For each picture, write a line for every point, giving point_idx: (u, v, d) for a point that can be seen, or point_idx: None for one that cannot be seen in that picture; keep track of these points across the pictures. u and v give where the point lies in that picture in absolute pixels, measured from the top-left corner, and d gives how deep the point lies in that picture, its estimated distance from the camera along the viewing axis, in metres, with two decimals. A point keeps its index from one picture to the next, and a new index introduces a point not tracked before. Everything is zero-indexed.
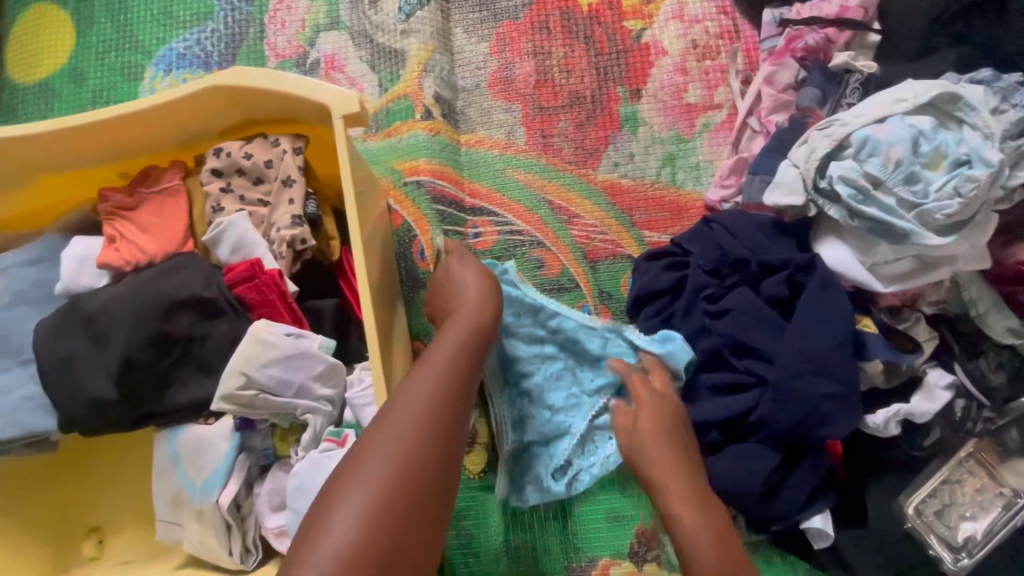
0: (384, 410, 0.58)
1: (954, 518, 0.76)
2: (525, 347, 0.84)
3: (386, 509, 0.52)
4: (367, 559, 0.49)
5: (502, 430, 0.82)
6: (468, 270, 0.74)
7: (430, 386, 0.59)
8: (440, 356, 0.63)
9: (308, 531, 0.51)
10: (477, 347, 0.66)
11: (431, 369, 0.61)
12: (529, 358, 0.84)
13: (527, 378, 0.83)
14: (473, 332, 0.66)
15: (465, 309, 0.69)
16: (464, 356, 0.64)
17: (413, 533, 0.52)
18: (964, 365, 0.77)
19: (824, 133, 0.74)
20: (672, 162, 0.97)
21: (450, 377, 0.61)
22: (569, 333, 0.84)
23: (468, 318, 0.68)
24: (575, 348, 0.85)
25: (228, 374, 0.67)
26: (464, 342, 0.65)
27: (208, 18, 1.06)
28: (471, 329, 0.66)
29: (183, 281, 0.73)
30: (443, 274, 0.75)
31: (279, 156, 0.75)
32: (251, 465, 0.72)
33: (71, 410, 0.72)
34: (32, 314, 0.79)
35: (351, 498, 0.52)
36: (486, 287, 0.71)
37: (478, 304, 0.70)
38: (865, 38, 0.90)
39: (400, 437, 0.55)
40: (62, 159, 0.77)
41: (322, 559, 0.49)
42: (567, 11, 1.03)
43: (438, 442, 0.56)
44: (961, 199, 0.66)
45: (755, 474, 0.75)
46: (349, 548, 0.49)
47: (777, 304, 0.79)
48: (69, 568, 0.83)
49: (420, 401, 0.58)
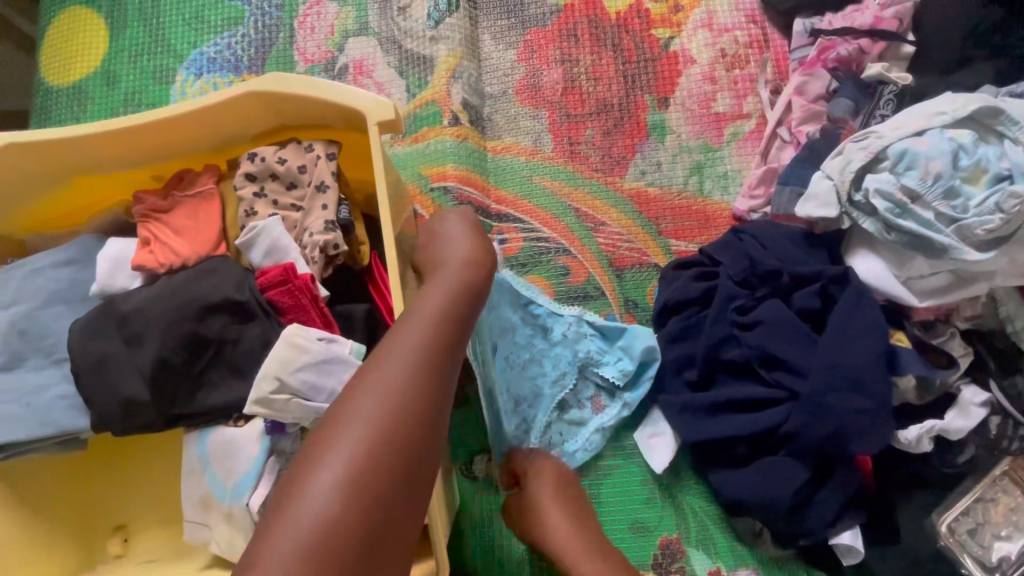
0: (364, 367, 0.52)
1: (987, 537, 0.75)
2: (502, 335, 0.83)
3: (370, 474, 0.46)
4: (347, 533, 0.44)
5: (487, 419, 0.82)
6: (461, 233, 0.70)
7: (417, 339, 0.53)
8: (427, 307, 0.57)
9: (279, 506, 0.45)
10: (468, 299, 0.60)
11: (416, 322, 0.55)
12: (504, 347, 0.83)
13: (500, 367, 0.83)
14: (463, 285, 0.61)
15: (455, 265, 0.64)
16: (453, 307, 0.58)
17: (400, 499, 0.47)
18: (1000, 383, 0.76)
19: (859, 145, 0.74)
20: (700, 171, 0.97)
21: (438, 330, 0.55)
22: (541, 320, 0.86)
23: (457, 273, 0.62)
24: (546, 336, 0.86)
25: (262, 379, 0.67)
26: (453, 294, 0.59)
27: (239, 23, 1.08)
28: (459, 284, 0.61)
29: (216, 284, 0.73)
30: (437, 235, 0.72)
31: (313, 161, 0.76)
32: (280, 468, 0.72)
33: (103, 410, 0.72)
34: (67, 314, 0.80)
35: (330, 462, 0.46)
36: (476, 248, 0.67)
37: (469, 259, 0.65)
38: (899, 50, 0.88)
39: (382, 395, 0.49)
40: (97, 162, 0.79)
41: (297, 533, 0.43)
42: (595, 18, 1.03)
43: (425, 399, 0.50)
44: (1003, 214, 0.66)
45: (783, 488, 0.75)
46: (328, 518, 0.44)
47: (808, 316, 0.79)
48: (96, 565, 0.85)
49: (405, 354, 0.52)
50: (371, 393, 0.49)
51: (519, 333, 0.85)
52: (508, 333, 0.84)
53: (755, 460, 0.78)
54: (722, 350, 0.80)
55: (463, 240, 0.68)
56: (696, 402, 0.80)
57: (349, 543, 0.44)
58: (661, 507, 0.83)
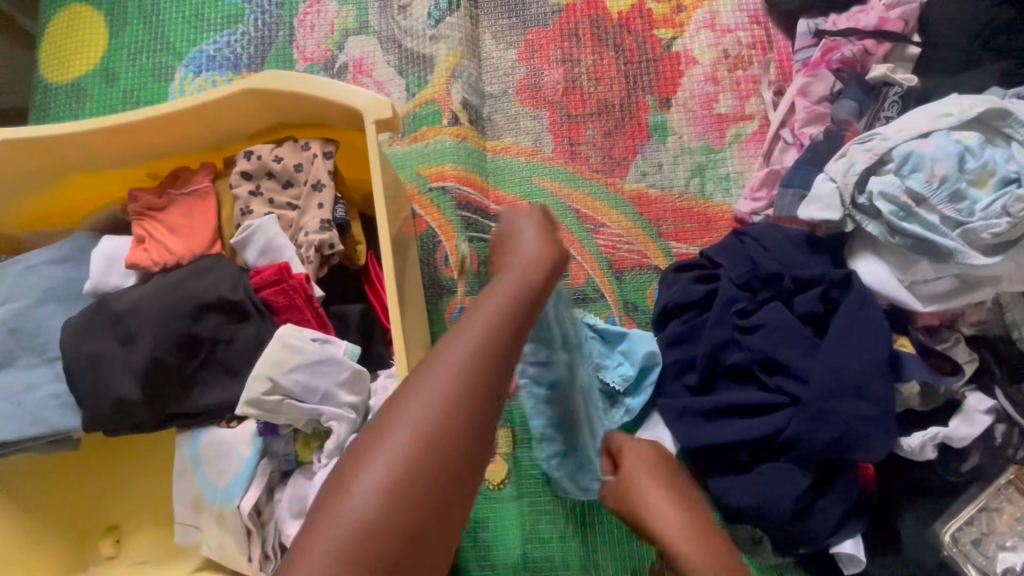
0: (418, 367, 0.49)
1: (992, 548, 0.73)
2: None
3: (415, 483, 0.44)
4: (385, 542, 0.42)
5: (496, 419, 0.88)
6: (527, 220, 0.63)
7: (474, 344, 0.49)
8: (487, 308, 0.52)
9: (320, 505, 0.44)
10: (534, 297, 0.55)
11: (477, 319, 0.51)
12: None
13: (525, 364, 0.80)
14: (527, 283, 0.55)
15: (522, 260, 0.58)
16: (514, 310, 0.53)
17: (443, 508, 0.44)
18: (1006, 390, 0.74)
19: (863, 147, 0.73)
20: (702, 173, 0.96)
21: (496, 334, 0.50)
22: None
23: (524, 267, 0.57)
24: None
25: (253, 379, 0.66)
26: (517, 295, 0.54)
27: (238, 21, 1.07)
28: (526, 279, 0.55)
29: (211, 283, 0.72)
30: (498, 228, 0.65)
31: (310, 160, 0.75)
32: (273, 470, 0.71)
33: (96, 410, 0.72)
34: (60, 312, 0.79)
35: (376, 464, 0.44)
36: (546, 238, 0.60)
37: (538, 254, 0.58)
38: (904, 51, 0.87)
39: (435, 396, 0.46)
40: (93, 159, 0.78)
41: (333, 538, 0.42)
42: (597, 18, 1.02)
43: (478, 410, 0.47)
44: (1010, 218, 0.64)
45: (785, 496, 0.73)
46: (367, 525, 0.42)
47: (811, 321, 0.77)
48: (87, 566, 0.84)
49: (460, 360, 0.48)
50: (423, 399, 0.46)
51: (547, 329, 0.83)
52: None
53: (756, 466, 0.77)
54: (722, 354, 0.79)
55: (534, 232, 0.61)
56: (695, 407, 0.79)
57: (389, 549, 0.42)
58: None
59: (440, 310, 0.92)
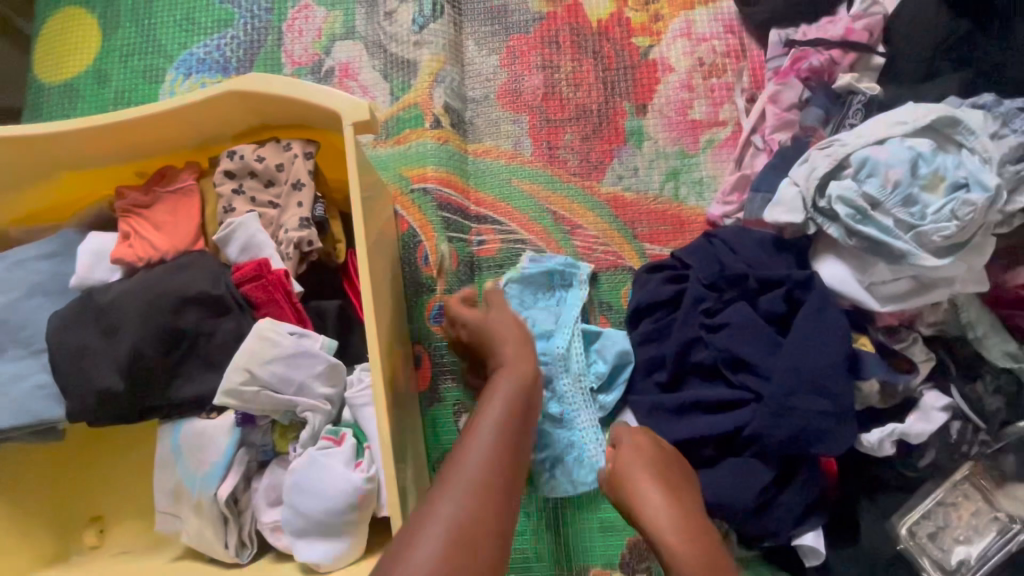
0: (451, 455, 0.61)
1: (948, 541, 0.77)
2: (533, 324, 0.88)
3: (459, 567, 0.50)
4: None
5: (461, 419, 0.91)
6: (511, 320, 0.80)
7: (493, 430, 0.63)
8: (496, 404, 0.67)
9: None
10: (527, 399, 0.69)
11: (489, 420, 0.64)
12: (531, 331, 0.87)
13: (542, 353, 0.86)
14: (520, 386, 0.70)
15: (508, 364, 0.73)
16: (513, 412, 0.66)
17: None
18: (961, 388, 0.76)
19: (824, 153, 0.76)
20: (676, 177, 0.99)
21: (505, 437, 0.62)
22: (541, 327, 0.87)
23: (517, 372, 0.72)
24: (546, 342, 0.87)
25: (231, 370, 0.68)
26: (514, 399, 0.68)
27: (228, 25, 1.10)
28: (520, 385, 0.70)
29: (193, 278, 0.75)
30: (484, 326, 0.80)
31: (290, 160, 0.77)
32: (250, 459, 0.74)
33: (79, 400, 0.74)
34: (47, 305, 0.81)
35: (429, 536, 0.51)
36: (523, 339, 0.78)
37: (521, 351, 0.75)
38: (870, 61, 0.91)
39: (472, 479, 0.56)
40: (80, 157, 0.80)
41: None
42: (576, 26, 1.05)
43: (501, 501, 0.56)
44: (958, 222, 0.67)
45: (747, 489, 0.76)
46: None
47: (774, 320, 0.80)
48: (70, 556, 0.86)
49: (485, 442, 0.61)
50: (457, 495, 0.55)
51: (544, 319, 0.88)
52: (534, 320, 0.88)
53: (721, 461, 0.79)
54: (690, 352, 0.81)
55: (510, 332, 0.78)
56: (663, 403, 0.81)
57: None
58: None
59: (419, 308, 0.94)
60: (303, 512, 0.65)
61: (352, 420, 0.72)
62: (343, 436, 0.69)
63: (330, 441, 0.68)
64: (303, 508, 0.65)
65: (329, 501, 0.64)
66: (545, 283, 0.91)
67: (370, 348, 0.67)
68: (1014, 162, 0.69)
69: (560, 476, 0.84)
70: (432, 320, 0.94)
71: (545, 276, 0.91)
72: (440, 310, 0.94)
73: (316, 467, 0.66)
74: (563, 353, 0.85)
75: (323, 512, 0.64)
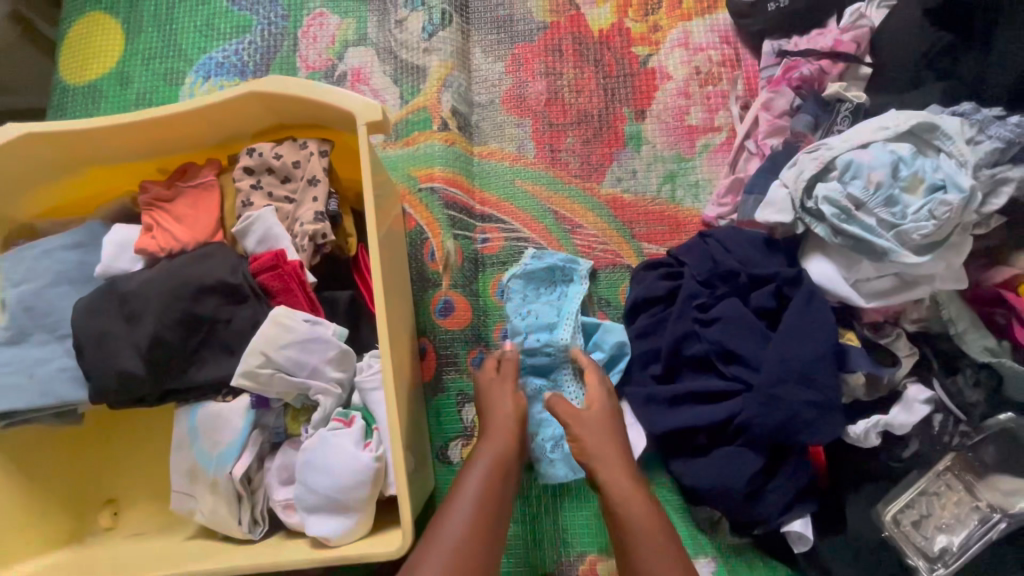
0: (434, 525, 0.69)
1: (931, 529, 0.80)
2: (535, 317, 0.91)
3: None
4: None
5: (465, 407, 0.95)
6: (507, 397, 0.83)
7: (470, 501, 0.71)
8: (476, 475, 0.74)
9: None
10: (503, 469, 0.76)
11: (469, 491, 0.72)
12: (532, 325, 0.90)
13: (543, 346, 0.89)
14: (499, 460, 0.76)
15: (492, 433, 0.79)
16: (494, 483, 0.74)
17: None
18: (942, 381, 0.80)
19: (811, 157, 0.80)
20: (673, 180, 1.03)
21: (482, 512, 0.70)
22: (547, 321, 0.90)
23: (498, 442, 0.78)
24: (550, 335, 0.90)
25: (248, 353, 0.72)
26: (492, 470, 0.75)
27: (246, 31, 1.15)
28: (497, 454, 0.77)
29: (212, 267, 0.79)
30: (484, 395, 0.84)
31: (306, 157, 0.82)
32: (263, 441, 0.78)
33: (101, 382, 0.78)
34: (72, 293, 0.86)
35: None
36: (513, 409, 0.82)
37: (507, 422, 0.80)
38: (857, 72, 0.95)
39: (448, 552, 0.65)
40: (106, 153, 0.85)
41: None
42: (579, 35, 1.10)
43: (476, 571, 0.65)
44: (936, 221, 0.71)
45: (738, 475, 0.79)
46: None
47: (765, 315, 0.84)
48: (84, 536, 0.89)
49: (462, 516, 0.69)
50: (436, 566, 0.63)
51: (545, 313, 0.92)
52: (535, 315, 0.91)
53: (713, 450, 0.83)
54: (684, 346, 0.85)
55: (503, 402, 0.82)
56: (658, 394, 0.85)
57: None
58: None
59: (425, 301, 0.98)
60: (315, 489, 0.69)
61: (361, 404, 0.76)
62: (353, 418, 0.73)
63: (339, 422, 0.72)
64: (315, 485, 0.69)
65: (339, 477, 0.68)
66: (546, 278, 0.95)
67: (380, 343, 0.71)
68: (989, 166, 0.73)
69: (557, 462, 0.87)
70: (438, 313, 0.98)
71: (547, 272, 0.95)
72: (446, 304, 0.98)
73: (326, 445, 0.70)
74: (563, 347, 0.89)
75: (334, 489, 0.68)
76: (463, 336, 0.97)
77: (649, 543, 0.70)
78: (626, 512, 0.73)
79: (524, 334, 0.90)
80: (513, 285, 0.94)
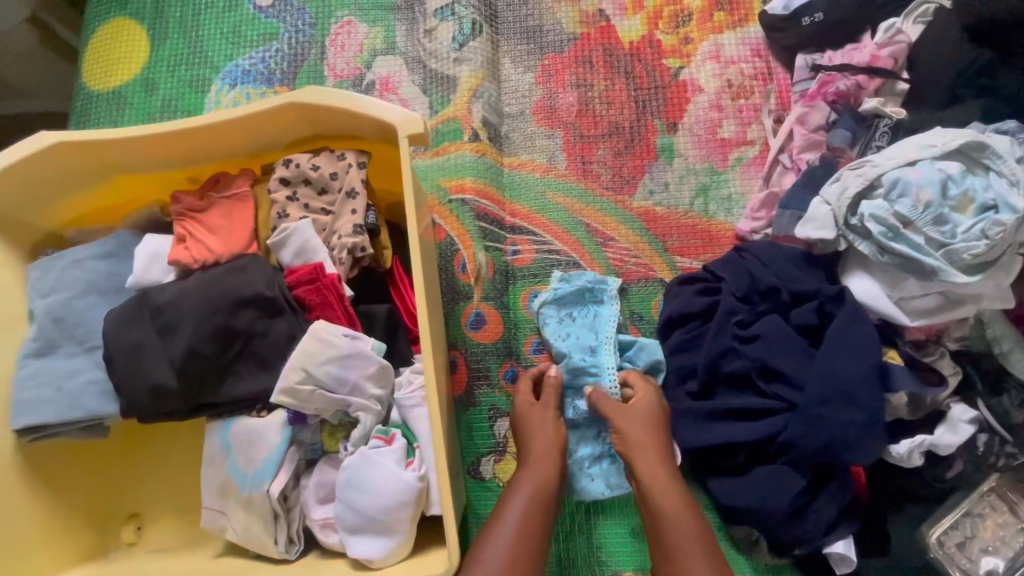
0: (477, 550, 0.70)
1: (976, 551, 0.80)
2: (574, 339, 0.91)
3: None
4: None
5: (499, 421, 0.93)
6: (549, 426, 0.82)
7: (512, 529, 0.71)
8: (519, 501, 0.74)
9: None
10: (546, 495, 0.75)
11: (512, 517, 0.72)
12: (575, 346, 0.90)
13: (591, 365, 0.88)
14: (540, 489, 0.76)
15: (534, 461, 0.78)
16: (536, 510, 0.74)
17: None
18: (987, 402, 0.80)
19: (856, 173, 0.79)
20: (705, 193, 1.02)
21: (523, 540, 0.70)
22: (587, 341, 0.90)
23: (540, 468, 0.77)
24: (592, 355, 0.89)
25: (289, 370, 0.70)
26: (533, 498, 0.74)
27: (273, 39, 1.14)
28: (537, 481, 0.76)
29: (248, 280, 0.77)
30: (524, 422, 0.84)
31: (344, 169, 0.80)
32: (300, 458, 0.76)
33: (133, 396, 0.76)
34: (101, 304, 0.84)
35: None
36: (554, 437, 0.81)
37: (550, 451, 0.80)
38: (894, 86, 0.96)
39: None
40: (139, 162, 0.83)
41: None
42: (609, 47, 1.09)
43: None
44: (988, 241, 0.70)
45: (781, 495, 0.78)
46: None
47: (806, 332, 0.83)
48: (107, 552, 0.87)
49: (504, 544, 0.69)
50: None
51: (585, 335, 0.91)
52: (575, 336, 0.91)
53: (752, 469, 0.81)
54: (722, 363, 0.84)
55: (544, 430, 0.82)
56: (694, 409, 0.83)
57: None
58: None
59: (457, 314, 0.97)
60: (356, 508, 0.67)
61: (399, 421, 0.75)
62: (393, 436, 0.71)
63: (380, 440, 0.71)
64: (355, 502, 0.67)
65: (382, 498, 0.66)
66: (576, 300, 0.94)
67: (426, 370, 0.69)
68: None
69: (596, 477, 0.87)
70: (469, 326, 0.96)
71: (577, 295, 0.94)
72: (477, 318, 0.97)
73: (367, 464, 0.68)
74: (614, 366, 0.87)
75: (377, 509, 0.66)
76: (494, 349, 0.96)
77: (682, 538, 0.71)
78: (663, 507, 0.74)
79: (569, 356, 0.90)
80: (546, 313, 0.93)
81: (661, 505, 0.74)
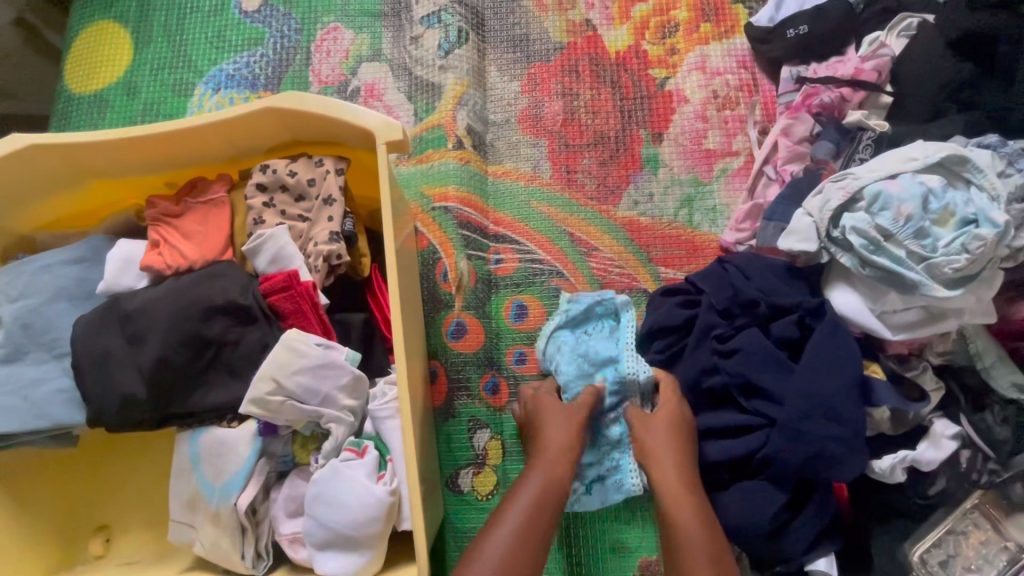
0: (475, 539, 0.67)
1: (958, 569, 0.79)
2: (596, 354, 0.85)
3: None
4: None
5: (478, 429, 0.92)
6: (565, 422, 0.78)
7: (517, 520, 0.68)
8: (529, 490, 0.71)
9: None
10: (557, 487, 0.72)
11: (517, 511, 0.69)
12: (596, 362, 0.85)
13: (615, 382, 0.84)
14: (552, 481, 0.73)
15: (550, 456, 0.75)
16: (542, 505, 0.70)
17: None
18: (970, 418, 0.79)
19: (838, 185, 0.79)
20: (690, 204, 1.02)
21: (526, 532, 0.67)
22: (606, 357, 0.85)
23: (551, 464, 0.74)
24: (615, 371, 0.84)
25: (258, 380, 0.69)
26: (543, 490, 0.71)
27: (258, 43, 1.13)
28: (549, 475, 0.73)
29: (222, 287, 0.76)
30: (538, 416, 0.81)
31: (322, 175, 0.80)
32: (270, 470, 0.74)
33: (100, 405, 0.74)
34: (72, 310, 0.82)
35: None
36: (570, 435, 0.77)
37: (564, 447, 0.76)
38: (877, 100, 0.95)
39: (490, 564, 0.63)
40: (113, 166, 0.82)
41: None
42: (595, 56, 1.09)
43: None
44: (969, 255, 0.70)
45: (762, 512, 0.77)
46: None
47: (786, 345, 0.81)
48: (74, 565, 0.85)
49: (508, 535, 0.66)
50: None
51: (605, 348, 0.86)
52: (596, 351, 0.86)
53: (734, 484, 0.80)
54: (703, 378, 0.83)
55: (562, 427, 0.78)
56: None
57: None
58: (642, 529, 0.87)
59: (437, 322, 0.96)
60: (325, 524, 0.65)
61: (373, 432, 0.73)
62: (366, 448, 0.70)
63: (352, 453, 0.69)
64: (326, 517, 0.65)
65: (354, 511, 0.64)
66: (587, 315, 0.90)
67: (398, 374, 0.68)
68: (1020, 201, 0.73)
69: (592, 493, 0.83)
70: (450, 335, 0.95)
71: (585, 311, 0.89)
72: (457, 327, 0.95)
73: (338, 478, 0.66)
74: (636, 378, 0.83)
75: (347, 524, 0.64)
76: (475, 359, 0.94)
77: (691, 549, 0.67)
78: (677, 517, 0.70)
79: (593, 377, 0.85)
80: (563, 331, 0.90)
81: (673, 519, 0.70)
